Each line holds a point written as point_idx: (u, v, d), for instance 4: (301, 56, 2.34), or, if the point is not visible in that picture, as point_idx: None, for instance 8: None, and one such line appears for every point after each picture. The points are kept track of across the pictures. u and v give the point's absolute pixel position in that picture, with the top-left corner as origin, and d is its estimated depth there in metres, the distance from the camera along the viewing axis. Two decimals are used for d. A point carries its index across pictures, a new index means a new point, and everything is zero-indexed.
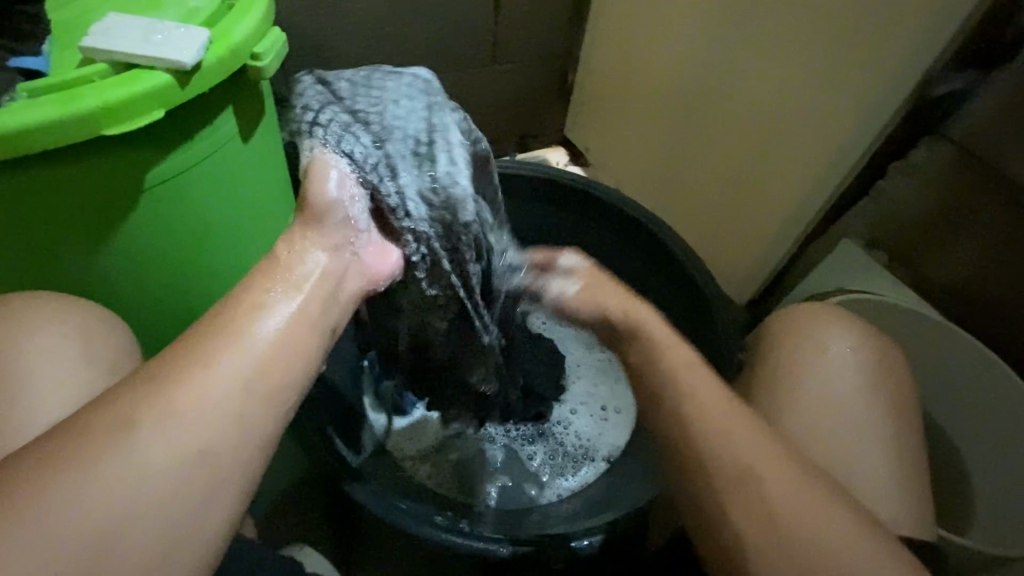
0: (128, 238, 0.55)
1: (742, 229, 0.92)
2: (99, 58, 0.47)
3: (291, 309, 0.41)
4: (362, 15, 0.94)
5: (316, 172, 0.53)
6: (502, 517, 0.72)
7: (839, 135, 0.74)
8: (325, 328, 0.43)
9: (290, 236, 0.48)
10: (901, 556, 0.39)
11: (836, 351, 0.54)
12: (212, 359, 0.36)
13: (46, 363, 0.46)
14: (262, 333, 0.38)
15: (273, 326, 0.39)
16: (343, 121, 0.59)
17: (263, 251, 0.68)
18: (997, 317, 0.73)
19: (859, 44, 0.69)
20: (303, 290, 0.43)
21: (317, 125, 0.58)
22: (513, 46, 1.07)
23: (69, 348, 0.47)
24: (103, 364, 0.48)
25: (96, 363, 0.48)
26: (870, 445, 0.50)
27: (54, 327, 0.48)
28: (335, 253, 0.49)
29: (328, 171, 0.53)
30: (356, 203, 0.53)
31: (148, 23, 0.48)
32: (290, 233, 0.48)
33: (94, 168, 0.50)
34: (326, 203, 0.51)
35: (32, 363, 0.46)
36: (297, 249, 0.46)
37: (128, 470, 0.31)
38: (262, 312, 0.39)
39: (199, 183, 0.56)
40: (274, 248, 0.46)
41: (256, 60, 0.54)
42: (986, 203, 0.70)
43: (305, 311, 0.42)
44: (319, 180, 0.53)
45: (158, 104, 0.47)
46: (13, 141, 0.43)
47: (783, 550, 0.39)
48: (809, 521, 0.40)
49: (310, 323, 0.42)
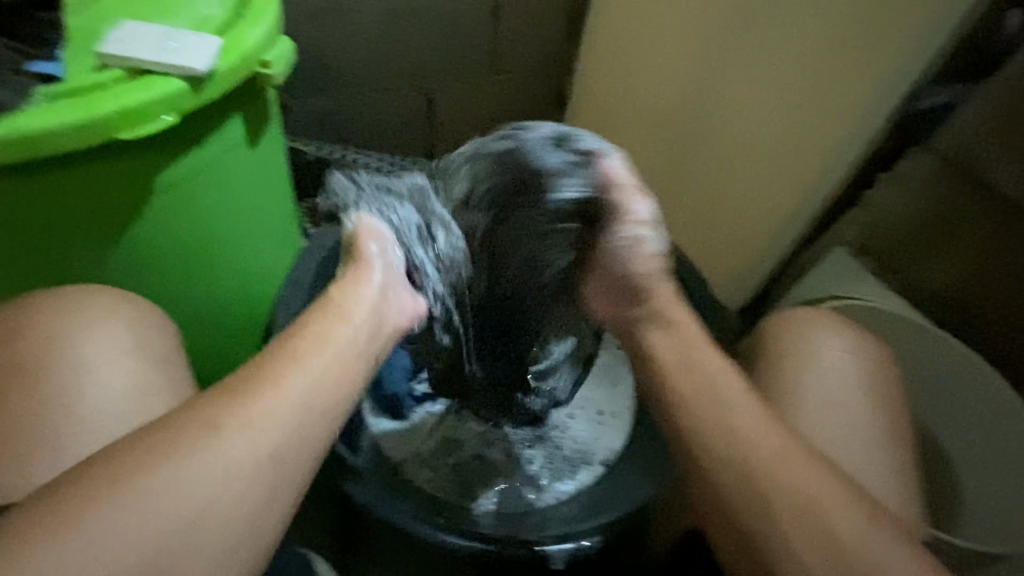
0: (135, 239, 0.56)
1: (734, 237, 0.94)
2: (116, 64, 0.49)
3: (341, 344, 0.46)
4: (364, 27, 0.95)
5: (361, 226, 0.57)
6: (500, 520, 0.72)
7: (828, 145, 0.77)
8: (367, 360, 0.47)
9: (343, 286, 0.52)
10: (892, 546, 0.41)
11: (827, 352, 0.56)
12: (270, 384, 0.41)
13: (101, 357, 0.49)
14: (313, 361, 0.43)
15: (328, 353, 0.44)
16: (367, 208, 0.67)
17: (266, 255, 0.69)
18: (981, 321, 0.76)
19: (847, 57, 0.71)
20: (351, 317, 0.48)
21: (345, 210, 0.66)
22: (510, 57, 1.09)
23: (122, 341, 0.50)
24: (156, 361, 0.51)
25: (148, 355, 0.51)
26: (860, 442, 0.52)
27: (110, 320, 0.51)
28: (382, 299, 0.53)
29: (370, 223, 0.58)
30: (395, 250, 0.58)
31: (164, 32, 0.50)
32: (341, 279, 0.53)
33: (104, 170, 0.51)
34: (369, 253, 0.55)
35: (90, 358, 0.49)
36: (352, 296, 0.51)
37: (185, 468, 0.36)
38: (319, 348, 0.44)
39: (207, 186, 0.57)
40: (329, 294, 0.50)
41: (266, 68, 0.55)
42: (971, 210, 0.73)
43: (351, 346, 0.46)
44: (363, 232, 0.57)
45: (171, 110, 0.48)
46: (32, 142, 0.45)
47: (779, 542, 0.41)
48: (805, 517, 0.41)
49: None
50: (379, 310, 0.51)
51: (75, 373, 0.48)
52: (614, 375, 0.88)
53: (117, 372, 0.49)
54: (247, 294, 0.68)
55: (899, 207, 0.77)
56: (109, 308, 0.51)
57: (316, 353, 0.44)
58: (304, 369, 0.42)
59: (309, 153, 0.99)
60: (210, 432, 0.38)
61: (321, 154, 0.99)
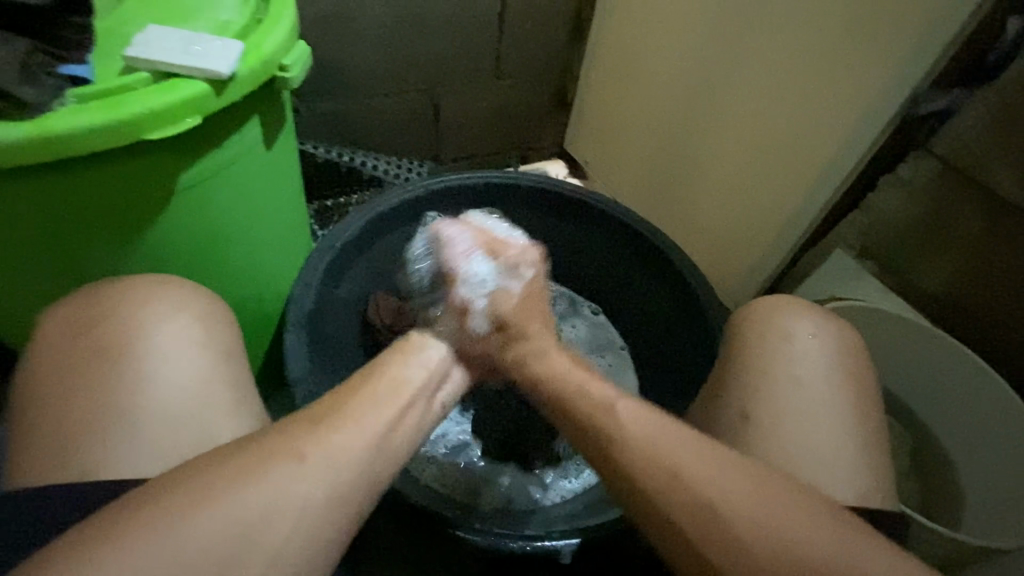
0: (154, 239, 0.57)
1: (736, 240, 0.95)
2: (142, 67, 0.50)
3: (395, 406, 0.47)
4: (372, 32, 0.97)
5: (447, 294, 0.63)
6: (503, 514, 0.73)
7: (829, 150, 0.78)
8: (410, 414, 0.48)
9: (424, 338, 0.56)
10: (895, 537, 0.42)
11: (830, 351, 0.57)
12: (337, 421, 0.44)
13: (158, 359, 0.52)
14: (375, 414, 0.45)
15: (382, 414, 0.46)
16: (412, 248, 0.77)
17: (280, 254, 0.70)
18: (979, 323, 0.77)
19: (847, 64, 0.73)
20: (402, 397, 0.48)
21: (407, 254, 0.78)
22: (515, 63, 1.10)
23: (188, 333, 0.53)
24: (219, 352, 0.54)
25: (210, 349, 0.53)
26: (862, 438, 0.53)
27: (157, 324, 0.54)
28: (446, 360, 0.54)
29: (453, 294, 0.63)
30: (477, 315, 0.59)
31: (186, 36, 0.52)
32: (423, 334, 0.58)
33: (126, 170, 0.52)
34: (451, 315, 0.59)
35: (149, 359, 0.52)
36: (421, 346, 0.54)
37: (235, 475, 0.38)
38: (376, 403, 0.46)
39: (224, 187, 0.59)
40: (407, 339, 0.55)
41: (283, 72, 0.57)
42: (969, 213, 0.74)
43: (399, 405, 0.47)
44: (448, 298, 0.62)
45: (194, 111, 0.50)
46: (65, 144, 0.47)
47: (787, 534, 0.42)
48: (816, 506, 0.42)
49: None
50: (429, 387, 0.51)
51: (148, 359, 0.51)
52: (620, 374, 0.88)
53: (180, 365, 0.52)
54: (259, 295, 0.71)
55: (897, 211, 0.79)
56: (175, 303, 0.54)
57: (369, 396, 0.47)
58: (359, 417, 0.45)
59: (317, 156, 1.01)
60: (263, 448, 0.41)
61: (329, 157, 1.00)
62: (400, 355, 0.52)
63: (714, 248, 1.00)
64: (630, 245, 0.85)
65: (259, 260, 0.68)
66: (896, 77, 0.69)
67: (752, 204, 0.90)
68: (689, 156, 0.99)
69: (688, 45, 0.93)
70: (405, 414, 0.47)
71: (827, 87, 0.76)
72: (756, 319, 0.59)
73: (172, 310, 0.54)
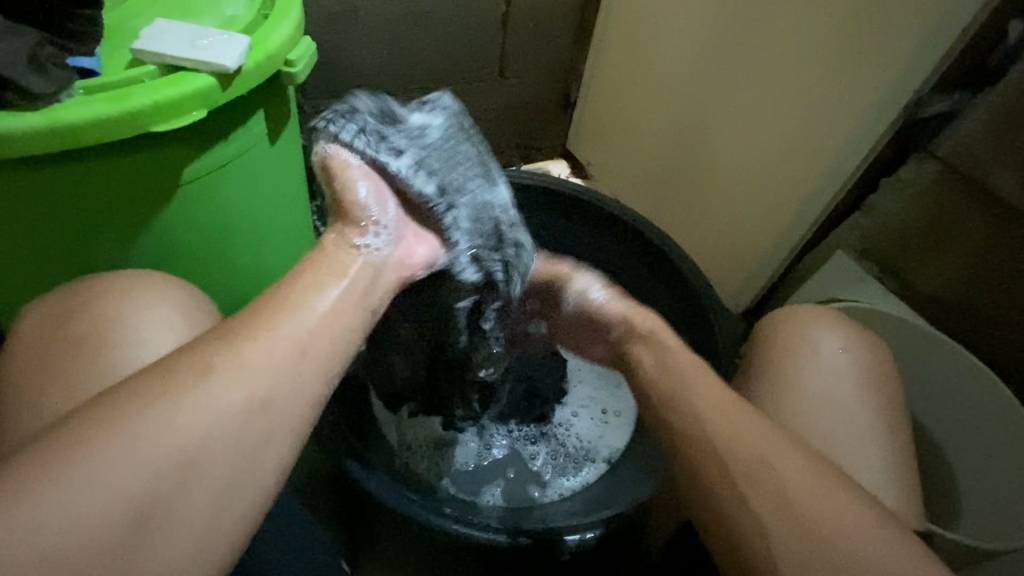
0: (158, 231, 0.58)
1: (737, 241, 0.95)
2: (150, 60, 0.51)
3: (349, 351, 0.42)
4: (376, 30, 0.97)
5: (341, 176, 0.55)
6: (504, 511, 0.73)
7: (830, 151, 0.78)
8: None
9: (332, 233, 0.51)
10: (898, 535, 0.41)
11: (828, 350, 0.58)
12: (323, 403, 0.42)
13: (147, 341, 0.49)
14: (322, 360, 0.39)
15: (303, 321, 0.42)
16: (371, 127, 0.58)
17: (281, 248, 0.71)
18: (979, 325, 0.77)
19: (849, 67, 0.73)
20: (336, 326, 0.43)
21: (344, 118, 0.58)
22: (520, 63, 1.11)
23: (167, 320, 0.51)
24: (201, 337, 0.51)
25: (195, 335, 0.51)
26: (860, 435, 0.54)
27: (151, 305, 0.51)
28: (367, 254, 0.51)
29: (348, 175, 0.55)
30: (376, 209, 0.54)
31: (193, 30, 0.52)
32: (335, 227, 0.52)
33: (129, 164, 0.52)
34: (355, 205, 0.54)
35: (136, 339, 0.49)
36: (338, 246, 0.50)
37: None
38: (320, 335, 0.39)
39: (227, 180, 0.59)
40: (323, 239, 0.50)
41: (289, 67, 0.58)
42: (973, 215, 0.74)
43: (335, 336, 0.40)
44: (344, 185, 0.54)
45: (201, 104, 0.51)
46: (71, 134, 0.47)
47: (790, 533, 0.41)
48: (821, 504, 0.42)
49: (348, 317, 0.45)
50: (360, 299, 0.47)
51: (128, 349, 0.48)
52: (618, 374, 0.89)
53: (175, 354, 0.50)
54: (263, 290, 0.71)
55: (897, 214, 0.80)
56: (154, 294, 0.52)
57: (295, 312, 0.42)
58: (281, 326, 0.41)
59: None
60: None
61: None
62: (316, 267, 0.47)
63: (715, 248, 1.00)
64: (624, 243, 0.86)
65: (262, 253, 0.68)
66: (899, 78, 0.70)
67: (754, 204, 0.90)
68: (691, 157, 0.99)
69: (691, 45, 0.93)
70: (331, 314, 0.44)
71: (830, 87, 0.76)
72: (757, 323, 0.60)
73: (149, 301, 0.51)
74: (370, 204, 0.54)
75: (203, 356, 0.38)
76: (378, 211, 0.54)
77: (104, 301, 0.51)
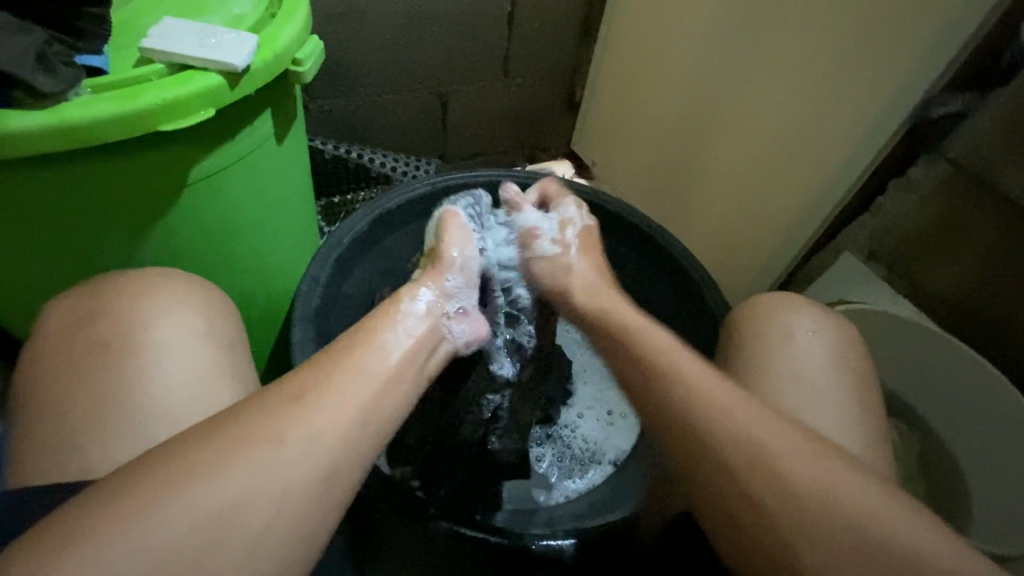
0: (167, 231, 0.57)
1: (744, 242, 0.95)
2: (158, 58, 0.50)
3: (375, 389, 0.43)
4: (382, 30, 0.97)
5: (448, 223, 0.62)
6: (510, 514, 0.73)
7: (840, 151, 0.78)
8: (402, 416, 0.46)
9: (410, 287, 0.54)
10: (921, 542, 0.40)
11: (841, 351, 0.57)
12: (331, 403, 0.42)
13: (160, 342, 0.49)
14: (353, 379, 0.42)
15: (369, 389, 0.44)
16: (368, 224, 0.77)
17: (287, 248, 0.71)
18: (990, 325, 0.77)
19: (861, 66, 0.73)
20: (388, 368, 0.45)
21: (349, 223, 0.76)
22: (524, 62, 1.10)
23: (194, 326, 0.51)
24: (224, 344, 0.52)
25: (215, 339, 0.52)
26: (873, 436, 0.53)
27: (166, 306, 0.51)
28: (433, 318, 0.52)
29: (451, 225, 0.62)
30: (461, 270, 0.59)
31: (201, 29, 0.52)
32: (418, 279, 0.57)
33: (136, 163, 0.52)
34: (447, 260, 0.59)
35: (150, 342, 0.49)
36: (404, 306, 0.51)
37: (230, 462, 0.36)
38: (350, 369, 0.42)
39: (236, 181, 0.59)
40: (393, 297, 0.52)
41: (297, 66, 0.57)
42: (984, 217, 0.73)
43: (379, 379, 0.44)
44: (446, 233, 0.61)
45: (209, 104, 0.50)
46: (81, 134, 0.47)
47: None
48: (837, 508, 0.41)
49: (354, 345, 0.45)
50: (417, 355, 0.48)
51: (146, 354, 0.49)
52: None
53: (183, 354, 0.50)
54: (269, 290, 0.71)
55: (907, 214, 0.79)
56: (177, 296, 0.52)
57: (354, 369, 0.43)
58: (343, 390, 0.42)
59: (326, 152, 1.00)
60: (248, 423, 0.38)
61: (336, 154, 1.00)
62: (381, 322, 0.49)
63: (721, 249, 0.99)
64: (631, 243, 0.85)
65: (268, 252, 0.68)
66: (911, 77, 0.69)
67: (763, 205, 0.90)
68: (698, 158, 0.98)
69: (698, 45, 0.93)
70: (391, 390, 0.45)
71: (839, 88, 0.76)
72: (761, 314, 0.59)
73: (175, 303, 0.52)
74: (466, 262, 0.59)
75: (274, 400, 0.40)
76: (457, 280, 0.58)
77: (109, 303, 0.51)
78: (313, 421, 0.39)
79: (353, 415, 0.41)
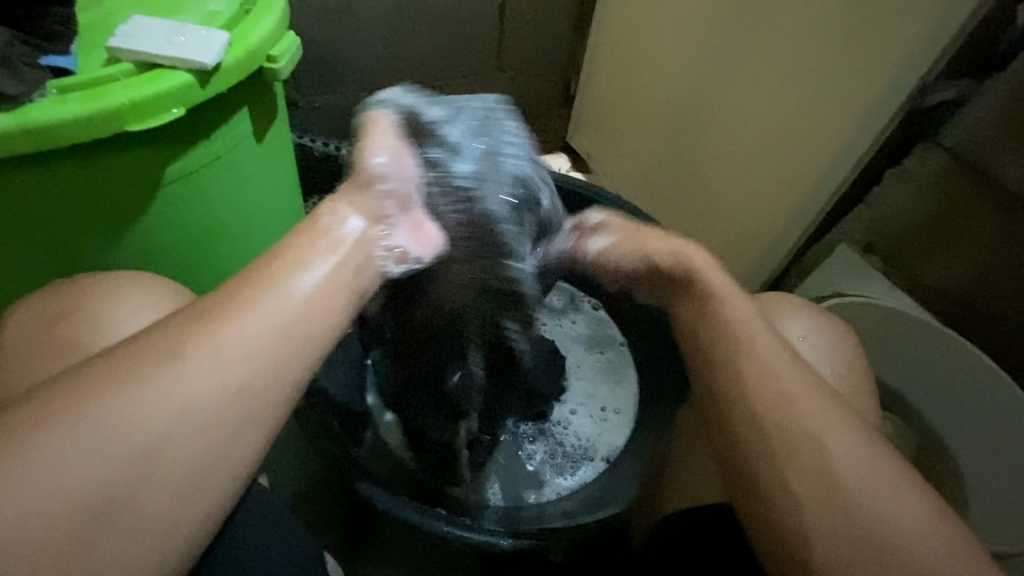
0: (145, 232, 0.57)
1: (737, 234, 0.93)
2: (127, 57, 0.50)
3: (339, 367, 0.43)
4: (371, 24, 0.96)
5: (370, 129, 0.58)
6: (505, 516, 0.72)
7: (832, 139, 0.76)
8: None
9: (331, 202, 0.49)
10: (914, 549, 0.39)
11: (829, 348, 0.55)
12: None
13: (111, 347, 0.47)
14: (291, 291, 0.40)
15: None
16: None
17: (272, 246, 0.70)
18: (990, 320, 0.75)
19: (853, 53, 0.71)
20: (324, 302, 0.41)
21: None
22: (517, 55, 1.09)
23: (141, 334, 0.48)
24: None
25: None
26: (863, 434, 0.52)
27: (130, 309, 0.49)
28: (367, 236, 0.48)
29: (375, 129, 0.58)
30: (390, 182, 0.54)
31: (172, 27, 0.51)
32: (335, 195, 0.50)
33: (108, 164, 0.52)
34: (372, 168, 0.54)
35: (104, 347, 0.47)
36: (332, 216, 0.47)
37: None
38: (277, 289, 0.39)
39: (214, 180, 0.59)
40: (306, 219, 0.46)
41: (272, 62, 0.57)
42: (986, 209, 0.71)
43: (307, 299, 0.40)
44: (371, 138, 0.57)
45: (178, 102, 0.50)
46: (46, 134, 0.46)
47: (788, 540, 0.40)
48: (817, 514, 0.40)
49: (284, 270, 0.41)
50: (348, 282, 0.44)
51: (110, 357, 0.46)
52: (619, 371, 0.88)
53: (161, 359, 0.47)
54: None
55: (903, 206, 0.77)
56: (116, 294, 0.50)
57: (280, 288, 0.40)
58: (258, 311, 0.38)
59: (315, 149, 1.00)
60: None
61: (326, 151, 0.99)
62: (287, 258, 0.42)
63: (715, 241, 0.97)
64: None
65: (255, 251, 0.68)
66: (905, 63, 0.67)
67: (755, 196, 0.88)
68: (690, 148, 0.97)
69: (688, 35, 0.92)
70: None
71: (831, 74, 0.74)
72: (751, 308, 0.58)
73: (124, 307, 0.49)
74: (399, 168, 0.56)
75: (208, 321, 0.37)
76: (393, 183, 0.55)
77: (88, 300, 0.49)
78: (234, 336, 0.37)
79: (306, 326, 0.39)
